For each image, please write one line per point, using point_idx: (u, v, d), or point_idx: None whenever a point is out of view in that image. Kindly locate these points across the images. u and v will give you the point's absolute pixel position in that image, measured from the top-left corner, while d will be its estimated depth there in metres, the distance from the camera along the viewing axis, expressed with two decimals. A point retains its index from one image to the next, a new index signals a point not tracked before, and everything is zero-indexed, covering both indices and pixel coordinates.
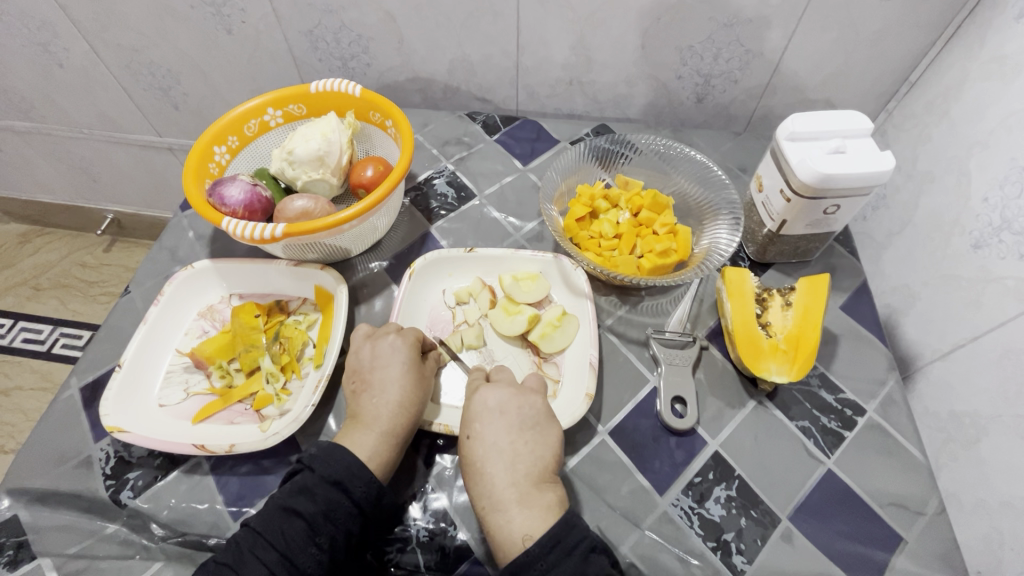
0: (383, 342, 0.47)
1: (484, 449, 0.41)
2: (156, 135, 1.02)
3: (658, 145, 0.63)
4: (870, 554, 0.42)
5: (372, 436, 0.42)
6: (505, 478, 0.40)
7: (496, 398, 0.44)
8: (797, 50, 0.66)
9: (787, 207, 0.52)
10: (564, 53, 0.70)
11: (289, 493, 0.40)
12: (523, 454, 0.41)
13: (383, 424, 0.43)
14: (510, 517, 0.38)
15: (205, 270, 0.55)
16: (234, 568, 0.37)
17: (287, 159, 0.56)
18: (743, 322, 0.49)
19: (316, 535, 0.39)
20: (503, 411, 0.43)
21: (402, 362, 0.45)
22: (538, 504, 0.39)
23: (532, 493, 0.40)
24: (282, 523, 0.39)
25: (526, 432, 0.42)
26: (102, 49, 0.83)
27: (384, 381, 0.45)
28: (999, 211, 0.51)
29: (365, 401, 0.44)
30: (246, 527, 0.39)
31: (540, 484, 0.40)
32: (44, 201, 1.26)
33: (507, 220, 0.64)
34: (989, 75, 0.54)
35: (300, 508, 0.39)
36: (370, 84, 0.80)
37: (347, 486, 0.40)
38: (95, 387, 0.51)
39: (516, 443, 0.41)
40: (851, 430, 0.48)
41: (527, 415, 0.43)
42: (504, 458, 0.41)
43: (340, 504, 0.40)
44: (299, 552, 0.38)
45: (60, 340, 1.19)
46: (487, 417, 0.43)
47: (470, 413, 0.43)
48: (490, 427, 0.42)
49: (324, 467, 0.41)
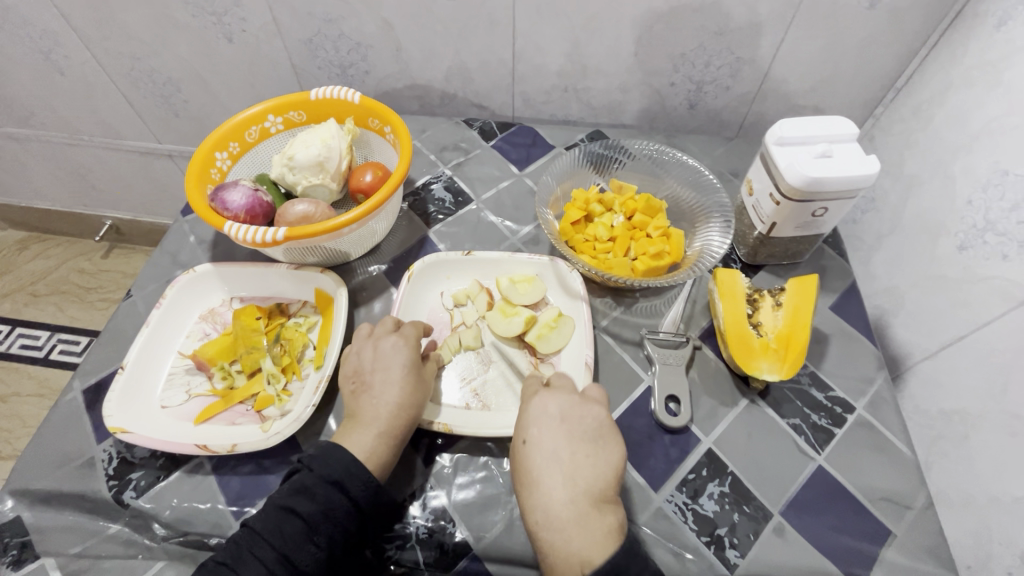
0: (385, 343, 0.48)
1: (542, 457, 0.41)
2: (156, 142, 1.03)
3: (652, 150, 0.64)
4: (861, 547, 0.43)
5: (370, 436, 0.43)
6: (565, 495, 0.39)
7: (557, 406, 0.44)
8: (786, 58, 0.68)
9: (777, 210, 0.53)
10: (559, 60, 0.72)
11: (288, 492, 0.41)
12: (583, 469, 0.41)
13: (381, 424, 0.44)
14: (570, 537, 0.38)
15: (207, 274, 0.56)
16: (234, 567, 0.38)
17: (288, 164, 0.57)
18: (735, 322, 0.50)
19: (314, 534, 0.39)
20: (564, 420, 0.43)
21: (403, 364, 0.46)
22: (597, 524, 0.38)
23: (591, 515, 0.39)
24: (281, 522, 0.40)
25: (586, 446, 0.42)
26: (103, 57, 0.84)
27: (385, 382, 0.45)
28: (982, 213, 0.53)
29: (364, 401, 0.45)
30: (246, 527, 0.40)
31: (599, 504, 0.39)
32: (42, 207, 1.26)
33: (504, 224, 0.65)
34: (972, 81, 0.56)
35: (298, 508, 0.40)
36: (369, 91, 0.81)
37: (345, 485, 0.41)
38: (98, 389, 0.51)
39: (576, 457, 0.41)
40: (842, 427, 0.49)
41: (589, 427, 0.43)
42: (563, 471, 0.40)
43: (338, 504, 0.40)
44: (297, 551, 0.39)
45: (57, 346, 1.19)
46: (544, 425, 0.43)
47: (529, 419, 0.44)
48: (549, 435, 0.42)
49: (324, 467, 0.41)
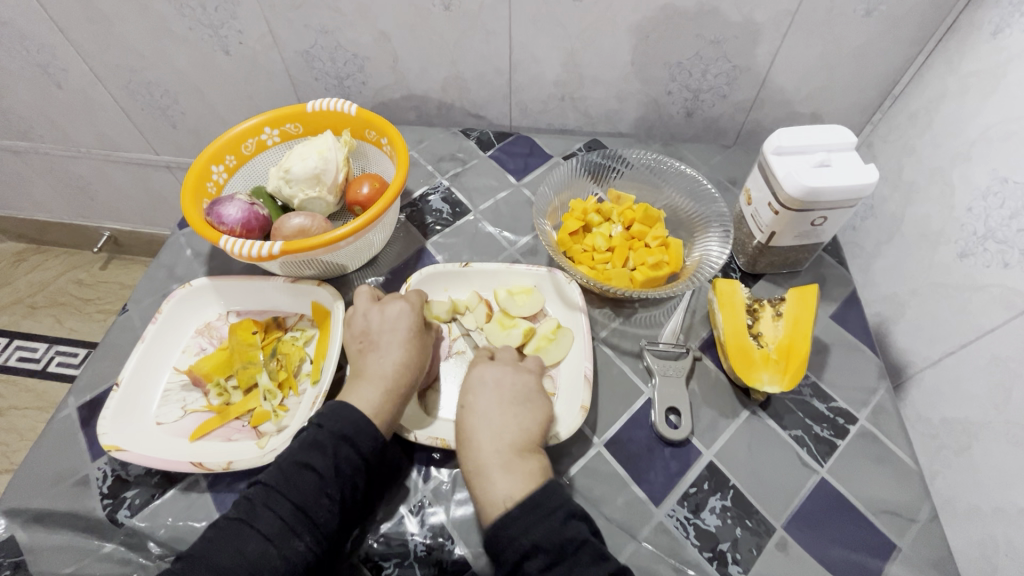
0: (392, 307, 0.49)
1: (476, 417, 0.44)
2: (153, 153, 1.03)
3: (650, 159, 0.64)
4: (865, 561, 0.42)
5: (375, 393, 0.45)
6: (491, 446, 0.42)
7: (493, 374, 0.46)
8: (783, 66, 0.68)
9: (776, 219, 0.53)
10: (556, 70, 0.72)
11: (299, 449, 0.42)
12: (510, 425, 0.43)
13: (387, 382, 0.45)
14: (495, 481, 0.40)
15: (203, 287, 0.56)
16: (250, 521, 0.39)
17: (284, 177, 0.57)
18: (735, 333, 0.50)
19: (327, 487, 0.40)
20: (497, 385, 0.46)
21: (408, 328, 0.48)
22: (520, 469, 0.41)
23: (515, 461, 0.41)
24: (294, 476, 0.40)
25: (515, 407, 0.44)
26: (101, 70, 0.84)
27: (391, 343, 0.47)
28: (982, 221, 0.53)
29: (370, 359, 0.46)
30: (258, 484, 0.41)
31: (523, 452, 0.42)
32: (41, 219, 1.26)
33: (502, 235, 0.64)
34: (969, 88, 0.56)
35: (312, 461, 0.41)
36: (366, 102, 0.81)
37: (355, 440, 0.42)
38: (93, 405, 0.51)
39: (505, 414, 0.44)
40: (844, 439, 0.48)
41: (516, 390, 0.45)
42: (492, 427, 0.43)
43: (348, 457, 0.42)
44: (312, 504, 0.40)
45: (55, 358, 1.18)
46: (481, 391, 0.45)
47: (466, 386, 0.46)
48: (483, 398, 0.45)
49: (334, 423, 0.42)
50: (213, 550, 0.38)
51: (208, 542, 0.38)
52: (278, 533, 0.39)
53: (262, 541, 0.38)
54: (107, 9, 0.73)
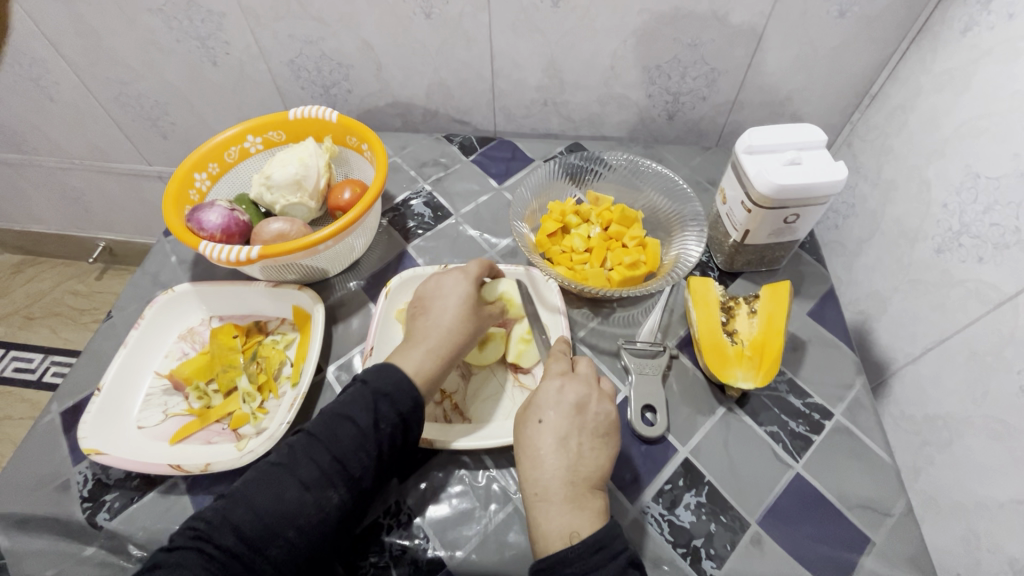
0: (447, 278, 0.50)
1: (553, 439, 0.41)
2: (146, 164, 1.04)
3: (628, 161, 0.65)
4: (840, 556, 0.42)
5: (418, 352, 0.46)
6: (565, 476, 0.40)
7: (575, 394, 0.43)
8: (761, 67, 0.69)
9: (749, 217, 0.53)
10: (537, 75, 0.73)
11: (344, 403, 0.43)
12: (587, 456, 0.41)
13: (430, 342, 0.46)
14: (562, 513, 0.38)
15: (185, 294, 0.57)
16: (290, 466, 0.40)
17: (265, 184, 0.57)
18: (710, 331, 0.50)
19: (366, 443, 0.41)
20: (580, 410, 0.43)
21: (462, 294, 0.48)
22: (589, 506, 0.39)
23: (585, 497, 0.39)
24: (335, 428, 0.42)
25: (596, 438, 0.42)
26: (92, 82, 0.85)
27: (441, 308, 0.48)
28: (957, 216, 0.53)
29: (419, 323, 0.48)
30: (302, 434, 0.42)
31: (594, 488, 0.40)
32: (36, 231, 1.28)
33: (482, 238, 0.65)
34: (941, 86, 0.57)
35: (354, 416, 0.42)
36: (351, 109, 0.82)
37: (394, 399, 0.43)
38: (75, 411, 0.52)
39: (585, 446, 0.41)
40: (819, 434, 0.48)
41: (599, 420, 0.43)
42: (568, 456, 0.40)
43: (388, 417, 0.43)
44: (350, 456, 0.41)
45: (50, 368, 1.19)
46: (562, 411, 0.42)
47: (544, 401, 0.43)
48: (563, 419, 0.42)
49: (378, 381, 0.44)
50: (253, 492, 0.39)
51: (249, 485, 0.40)
52: (316, 480, 0.40)
53: (299, 487, 0.39)
54: (96, 23, 0.75)
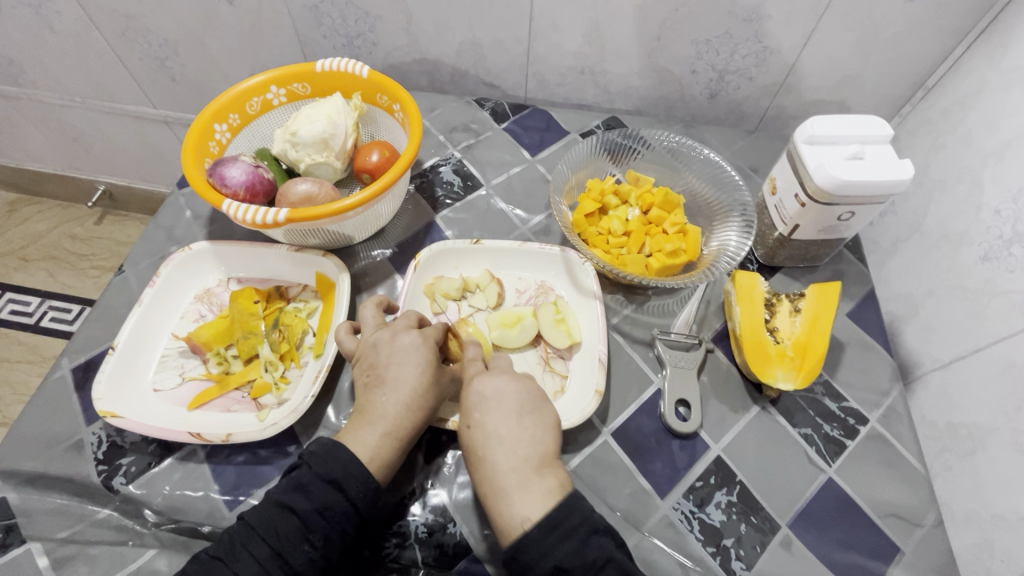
0: (403, 337, 0.44)
1: (485, 438, 0.39)
2: (151, 107, 0.99)
3: (672, 141, 0.62)
4: (867, 563, 0.42)
5: (375, 435, 0.40)
6: (505, 464, 0.38)
7: (492, 386, 0.41)
8: (815, 50, 0.65)
9: (801, 212, 0.51)
10: (577, 41, 0.68)
11: (285, 488, 0.38)
12: (523, 439, 0.39)
13: (387, 425, 0.41)
14: (511, 503, 0.37)
15: (203, 252, 0.54)
16: (226, 563, 0.36)
17: (291, 140, 0.54)
18: (752, 328, 0.48)
19: (310, 533, 0.37)
20: (500, 398, 0.40)
21: (420, 365, 0.42)
22: (538, 487, 0.37)
23: (533, 479, 0.37)
24: (276, 519, 0.37)
25: (524, 418, 0.40)
26: (97, 14, 0.80)
27: (398, 381, 0.42)
28: (1011, 224, 0.51)
29: (374, 397, 0.42)
30: (241, 521, 0.38)
31: (540, 468, 0.38)
32: (34, 169, 1.23)
33: (513, 212, 0.62)
34: (1008, 85, 0.53)
35: (295, 505, 0.37)
36: (376, 64, 0.78)
37: (344, 485, 0.38)
38: (87, 368, 0.50)
39: (515, 429, 0.39)
40: (853, 440, 0.48)
41: (522, 398, 0.41)
42: (503, 445, 0.39)
43: (336, 503, 0.38)
44: (290, 549, 0.36)
45: (48, 313, 1.16)
46: (485, 407, 0.40)
47: (467, 404, 0.41)
48: (488, 417, 0.40)
49: (323, 466, 0.38)
50: None
51: None
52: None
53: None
54: None
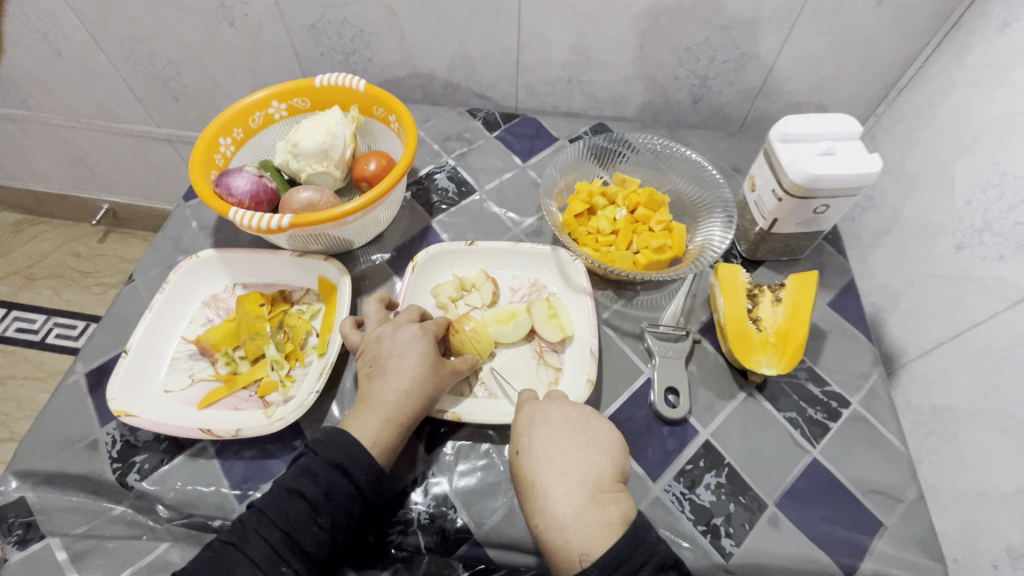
0: (404, 330, 0.46)
1: (535, 460, 0.41)
2: (155, 126, 1.02)
3: (656, 144, 0.64)
4: (851, 537, 0.44)
5: (376, 420, 0.42)
6: (561, 491, 0.39)
7: (543, 412, 0.44)
8: (790, 54, 0.68)
9: (779, 206, 0.53)
10: (564, 52, 0.72)
11: (293, 475, 0.41)
12: (576, 464, 0.40)
13: (388, 410, 0.43)
14: (567, 536, 0.37)
15: (209, 260, 0.56)
16: (239, 546, 0.38)
17: (292, 151, 0.57)
18: (735, 317, 0.51)
19: (318, 515, 0.39)
20: (551, 424, 0.43)
21: (418, 354, 0.45)
22: (596, 518, 0.38)
23: (590, 507, 0.38)
24: (286, 503, 0.39)
25: (575, 440, 0.42)
26: (103, 38, 0.83)
27: (399, 369, 0.44)
28: (980, 213, 0.53)
29: (375, 385, 0.44)
30: (251, 508, 0.40)
31: (597, 496, 0.39)
32: (39, 190, 1.26)
33: (507, 216, 0.65)
34: (973, 82, 0.56)
35: (303, 490, 0.39)
36: (372, 79, 0.81)
37: (348, 469, 0.40)
38: (100, 372, 0.52)
39: (567, 453, 0.41)
40: (836, 422, 0.50)
41: (574, 423, 0.43)
42: (556, 470, 0.40)
43: (342, 486, 0.40)
44: (300, 531, 0.38)
45: (54, 330, 1.18)
46: (534, 431, 0.43)
47: (518, 429, 0.44)
48: (538, 441, 0.42)
49: (329, 451, 0.41)
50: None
51: (198, 566, 0.37)
52: (267, 561, 0.37)
53: (250, 567, 0.37)
54: None
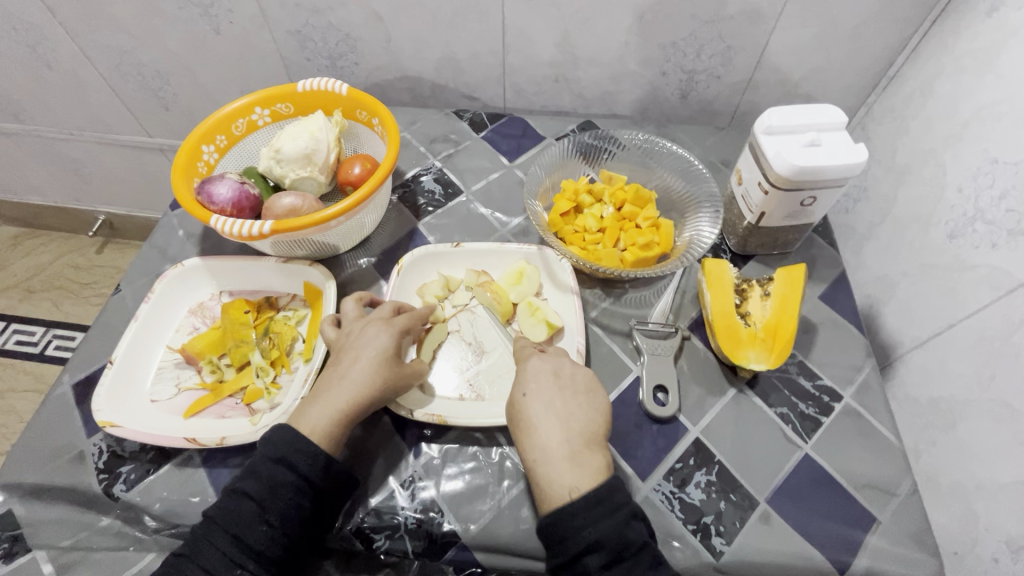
0: (370, 326, 0.46)
1: (541, 407, 0.42)
2: (146, 136, 1.02)
3: (642, 140, 0.64)
4: (845, 533, 0.43)
5: (319, 408, 0.42)
6: (560, 436, 0.40)
7: (552, 364, 0.45)
8: (777, 46, 0.67)
9: (766, 199, 0.53)
10: (550, 50, 0.71)
11: (240, 476, 0.41)
12: (577, 416, 0.42)
13: (332, 399, 0.43)
14: (561, 470, 0.39)
15: (195, 268, 0.56)
16: (190, 554, 0.38)
17: (275, 157, 0.57)
18: (723, 313, 0.50)
19: (265, 513, 0.39)
20: (558, 376, 0.44)
21: (376, 349, 0.45)
22: (587, 461, 0.39)
23: (582, 453, 0.40)
24: (232, 505, 0.39)
25: (579, 396, 0.43)
26: (92, 50, 0.83)
27: (353, 362, 0.44)
28: (972, 201, 0.52)
29: (330, 374, 0.45)
30: (204, 515, 0.40)
31: (590, 445, 0.40)
32: (36, 203, 1.26)
33: (493, 216, 0.65)
34: (963, 69, 0.55)
35: (247, 489, 0.39)
36: (359, 83, 0.81)
37: (290, 463, 0.40)
38: (87, 383, 0.52)
39: (571, 405, 0.42)
40: (828, 416, 0.49)
41: (579, 379, 0.44)
42: (559, 417, 0.41)
43: (287, 480, 0.40)
44: (248, 531, 0.38)
45: (53, 342, 1.19)
46: (542, 380, 0.43)
47: (526, 375, 0.44)
48: (544, 387, 0.43)
49: (271, 448, 0.41)
50: None
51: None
52: (219, 565, 0.38)
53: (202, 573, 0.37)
54: None
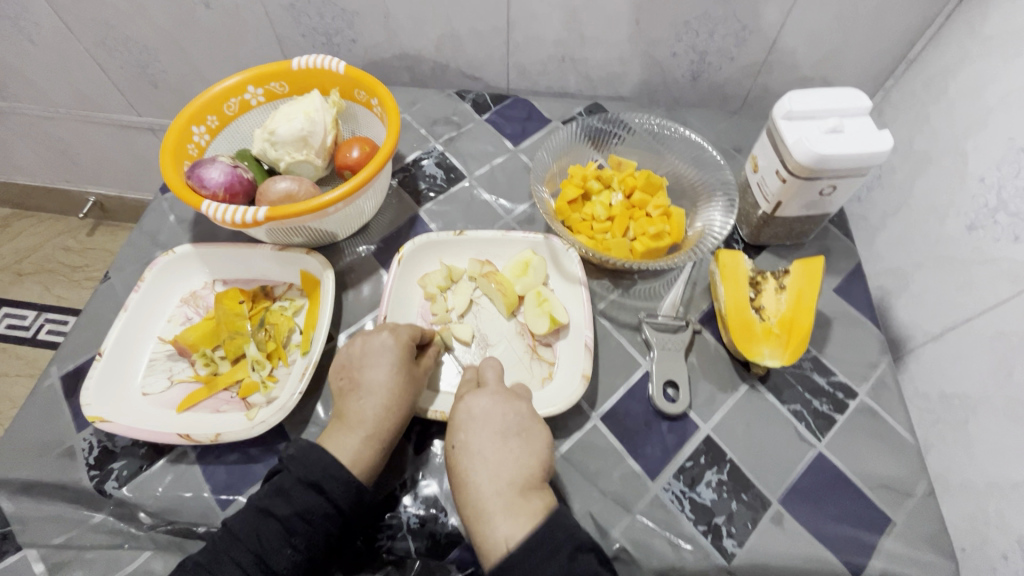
0: (374, 339, 0.45)
1: (469, 458, 0.39)
2: (136, 115, 0.99)
3: (653, 124, 0.61)
4: (859, 536, 0.42)
5: (356, 438, 0.41)
6: (490, 488, 0.38)
7: (479, 405, 0.41)
8: (794, 27, 0.64)
9: (783, 188, 0.51)
10: (556, 28, 0.68)
11: (266, 493, 0.39)
12: (509, 461, 0.39)
13: (367, 427, 0.41)
14: (495, 527, 0.36)
15: (187, 255, 0.54)
16: (208, 570, 0.36)
17: (269, 139, 0.54)
18: (737, 307, 0.49)
19: (292, 536, 0.38)
20: (487, 417, 0.41)
21: (390, 365, 0.43)
22: (523, 511, 0.36)
23: (518, 503, 0.37)
24: (258, 524, 0.38)
25: (510, 439, 0.40)
26: (75, 24, 0.79)
27: (372, 383, 0.43)
28: (995, 192, 0.48)
29: (352, 401, 0.43)
30: (224, 528, 0.39)
31: (526, 492, 0.38)
32: (23, 183, 1.23)
33: (498, 203, 0.62)
34: (989, 52, 0.52)
35: (274, 509, 0.38)
36: (356, 61, 0.77)
37: (324, 486, 0.39)
38: (76, 375, 0.50)
39: (500, 450, 0.39)
40: (843, 414, 0.48)
41: (510, 418, 0.41)
42: (488, 468, 0.38)
43: (317, 506, 0.38)
44: (273, 553, 0.37)
45: (45, 326, 1.16)
46: (469, 425, 0.40)
47: (454, 423, 0.41)
48: (472, 436, 0.40)
49: (302, 469, 0.39)
50: None
51: None
52: None
53: None
54: None
